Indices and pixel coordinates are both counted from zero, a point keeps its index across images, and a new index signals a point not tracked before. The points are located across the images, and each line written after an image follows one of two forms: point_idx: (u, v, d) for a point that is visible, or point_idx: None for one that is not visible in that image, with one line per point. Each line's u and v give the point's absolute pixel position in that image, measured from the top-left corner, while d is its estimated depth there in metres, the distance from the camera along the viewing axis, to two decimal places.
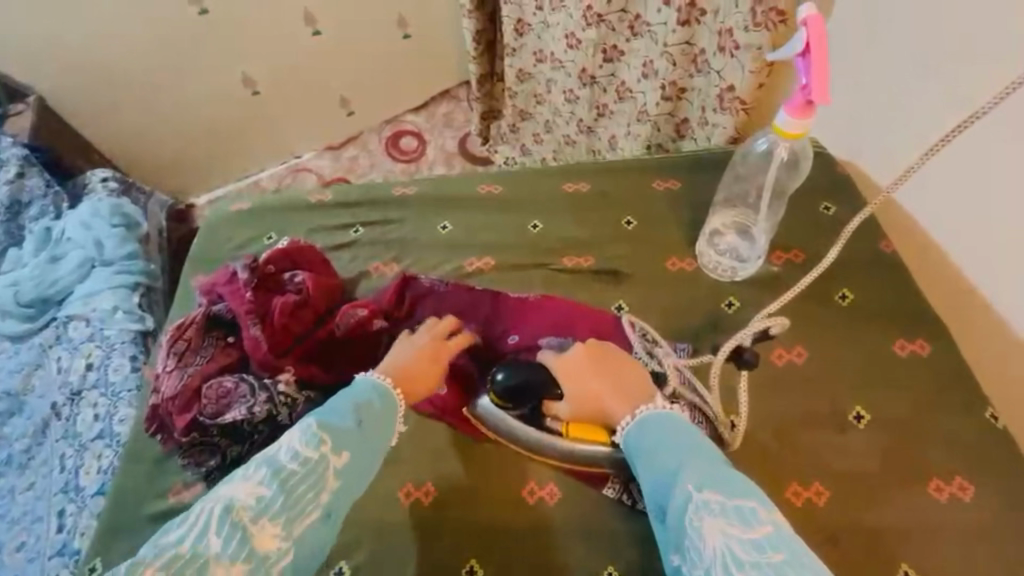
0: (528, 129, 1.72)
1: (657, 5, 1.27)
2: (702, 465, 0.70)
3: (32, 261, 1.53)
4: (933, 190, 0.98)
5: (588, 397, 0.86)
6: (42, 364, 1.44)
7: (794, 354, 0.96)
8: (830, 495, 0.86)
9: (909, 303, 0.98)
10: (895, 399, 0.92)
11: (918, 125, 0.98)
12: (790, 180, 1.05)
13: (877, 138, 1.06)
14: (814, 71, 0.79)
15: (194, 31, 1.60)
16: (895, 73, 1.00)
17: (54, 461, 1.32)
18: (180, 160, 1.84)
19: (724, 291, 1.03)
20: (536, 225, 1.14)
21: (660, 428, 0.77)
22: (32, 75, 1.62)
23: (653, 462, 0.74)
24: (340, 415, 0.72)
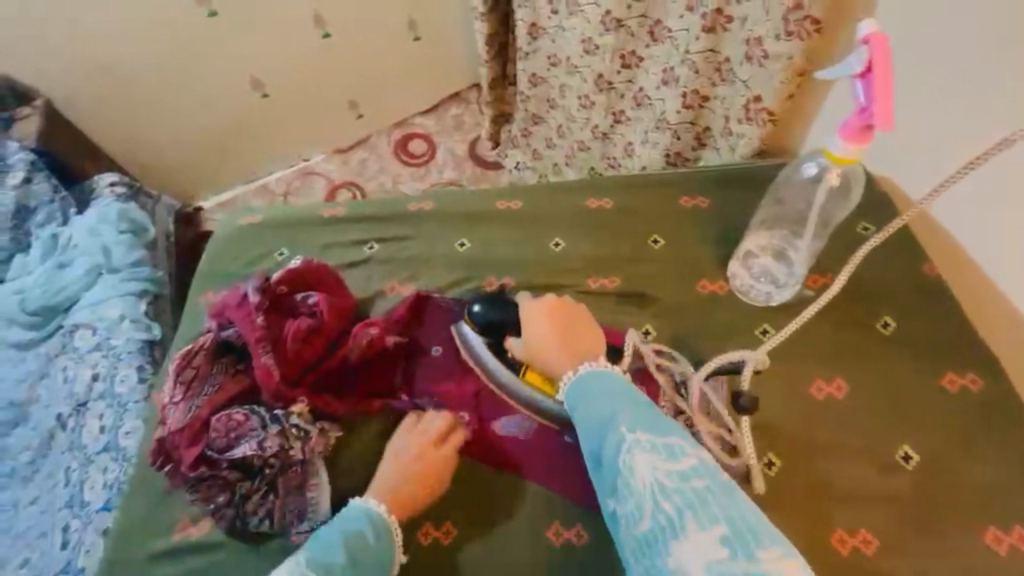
0: (540, 134, 1.68)
1: (679, 12, 1.20)
2: (633, 409, 0.72)
3: (39, 268, 1.50)
4: (969, 213, 0.91)
5: (540, 346, 0.86)
6: (48, 373, 1.41)
7: (835, 388, 0.91)
8: (878, 543, 0.80)
9: (957, 334, 0.93)
10: (945, 440, 0.86)
11: (954, 142, 0.93)
12: (838, 210, 0.99)
13: (911, 151, 1.01)
14: (877, 95, 0.73)
15: (201, 34, 1.55)
16: (933, 84, 0.94)
17: (58, 474, 1.29)
18: (187, 164, 1.81)
19: (757, 318, 0.98)
20: (558, 243, 1.09)
21: (595, 380, 0.78)
22: (37, 77, 1.57)
23: (588, 409, 0.75)
24: (333, 545, 0.74)
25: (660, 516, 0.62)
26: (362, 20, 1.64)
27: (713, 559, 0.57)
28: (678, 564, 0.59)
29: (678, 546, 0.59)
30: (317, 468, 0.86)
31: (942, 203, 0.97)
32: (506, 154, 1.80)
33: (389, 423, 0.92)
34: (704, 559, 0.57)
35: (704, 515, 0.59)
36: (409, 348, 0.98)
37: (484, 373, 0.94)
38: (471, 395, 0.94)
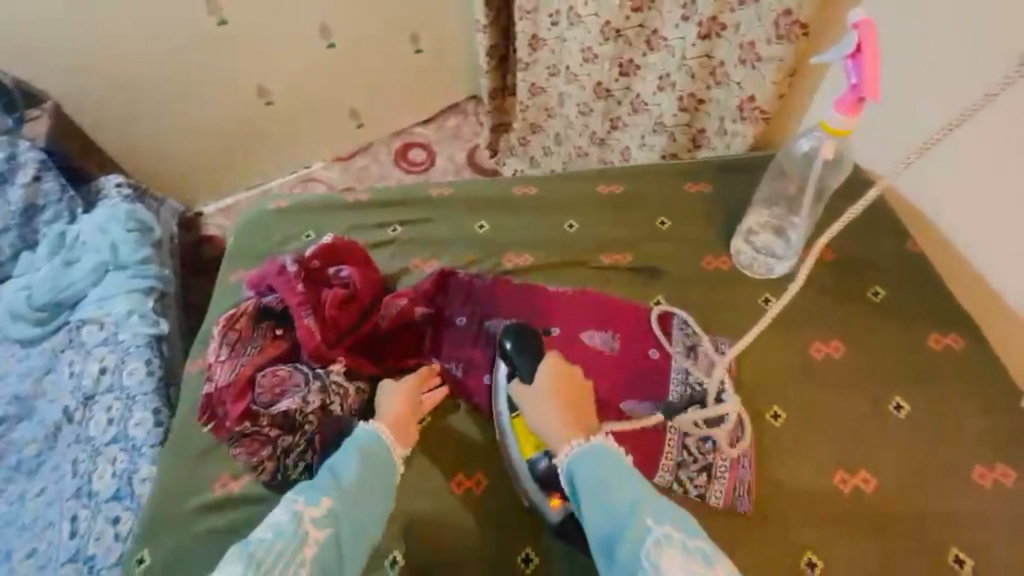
0: (537, 142, 1.78)
1: (675, 21, 1.30)
2: (655, 502, 0.73)
3: (46, 265, 1.49)
4: (931, 186, 1.03)
5: (541, 403, 0.86)
6: (54, 368, 1.42)
7: (832, 349, 1.00)
8: (876, 482, 0.89)
9: (940, 300, 1.02)
10: (933, 391, 0.95)
11: (935, 105, 0.98)
12: (834, 178, 1.04)
13: (892, 120, 1.06)
14: (865, 69, 0.83)
15: (213, 43, 1.57)
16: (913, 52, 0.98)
17: (66, 466, 1.31)
18: (186, 171, 1.78)
19: (762, 285, 1.07)
20: (572, 225, 1.17)
21: (610, 467, 0.77)
22: (44, 78, 1.51)
23: (604, 500, 0.74)
24: (320, 475, 0.80)
25: None
26: (369, 33, 1.71)
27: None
28: None
29: None
30: (353, 421, 0.89)
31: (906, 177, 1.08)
32: (504, 162, 1.88)
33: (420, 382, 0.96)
34: None
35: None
36: (434, 318, 1.03)
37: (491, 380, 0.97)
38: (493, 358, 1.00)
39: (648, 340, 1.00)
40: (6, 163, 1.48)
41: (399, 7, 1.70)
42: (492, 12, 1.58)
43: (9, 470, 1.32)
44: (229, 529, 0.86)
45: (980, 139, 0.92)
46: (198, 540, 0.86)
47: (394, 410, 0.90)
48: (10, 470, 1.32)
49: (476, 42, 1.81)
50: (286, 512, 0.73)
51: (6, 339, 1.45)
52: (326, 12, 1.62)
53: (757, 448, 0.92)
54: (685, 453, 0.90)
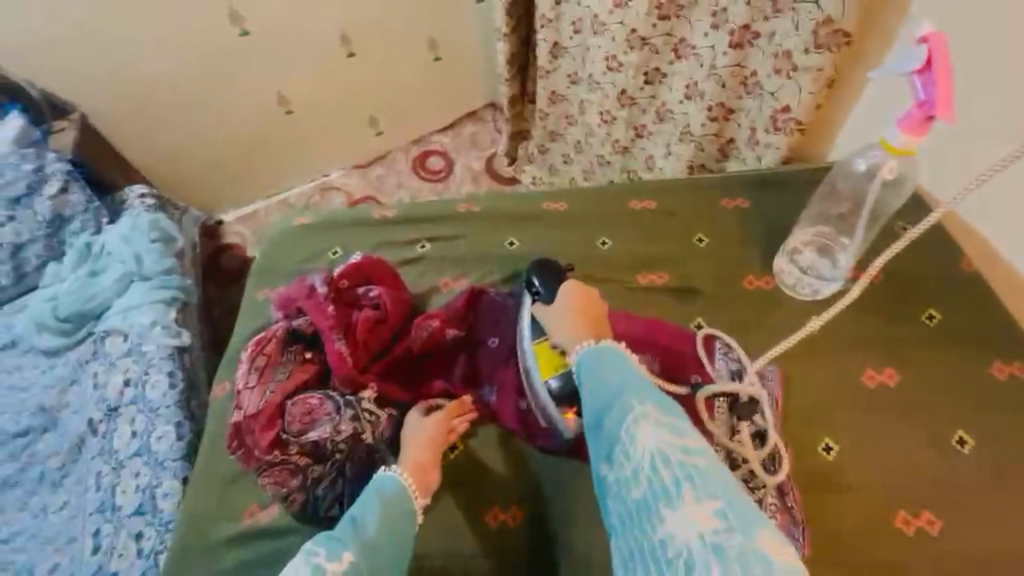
0: (557, 150, 1.74)
1: (704, 29, 1.25)
2: (641, 384, 0.70)
3: (72, 276, 1.49)
4: (990, 213, 0.96)
5: (557, 314, 0.89)
6: (78, 379, 1.42)
7: (886, 376, 0.95)
8: (941, 525, 0.84)
9: (1000, 325, 0.97)
10: (998, 424, 0.90)
11: (1010, 122, 0.91)
12: (895, 200, 0.99)
13: (958, 141, 1.00)
14: (937, 88, 0.78)
15: (235, 53, 1.56)
16: (989, 62, 0.92)
17: (89, 479, 1.29)
18: (206, 181, 1.78)
19: (805, 306, 1.02)
20: (604, 241, 1.13)
21: (605, 353, 0.76)
22: (71, 91, 1.52)
23: (594, 380, 0.73)
24: (338, 524, 0.71)
25: (657, 485, 0.61)
26: (388, 41, 1.69)
27: (707, 531, 0.56)
28: (668, 532, 0.58)
29: (672, 516, 0.58)
30: (385, 453, 0.87)
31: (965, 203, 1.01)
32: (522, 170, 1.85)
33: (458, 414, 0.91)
34: (697, 533, 0.56)
35: (704, 491, 0.58)
36: (465, 340, 1.00)
37: (531, 402, 0.93)
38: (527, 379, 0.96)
39: (692, 364, 0.95)
40: (33, 175, 1.46)
41: (418, 13, 1.67)
42: (513, 20, 1.54)
43: (32, 483, 1.31)
44: (259, 555, 0.85)
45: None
46: (228, 566, 0.84)
47: (417, 455, 0.83)
48: (33, 482, 1.31)
49: (496, 50, 1.78)
50: (305, 564, 0.64)
51: (32, 349, 1.45)
52: (344, 20, 1.60)
53: (808, 486, 0.87)
54: None
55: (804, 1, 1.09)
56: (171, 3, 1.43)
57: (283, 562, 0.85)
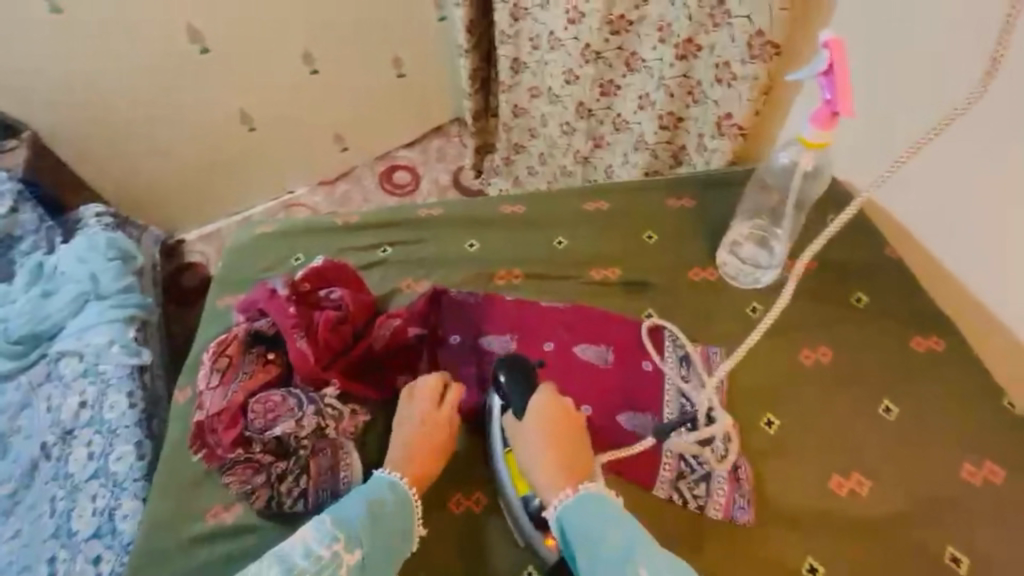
0: (521, 162, 1.81)
1: (652, 43, 1.33)
2: (648, 551, 0.76)
3: (23, 296, 1.45)
4: (910, 195, 1.06)
5: (533, 441, 0.88)
6: (30, 404, 1.37)
7: (820, 354, 1.02)
8: (870, 485, 0.91)
9: (920, 305, 1.06)
10: (920, 393, 0.98)
11: (924, 106, 0.99)
12: (812, 189, 1.08)
13: (870, 132, 1.09)
14: (837, 86, 0.86)
15: (196, 70, 1.56)
16: (896, 53, 1.00)
17: (43, 505, 1.25)
18: (166, 199, 1.77)
19: (748, 297, 1.09)
20: (561, 241, 1.18)
21: (604, 515, 0.80)
22: (25, 111, 1.49)
23: (600, 550, 0.77)
24: (358, 507, 0.81)
25: None
26: (352, 59, 1.73)
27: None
28: None
29: None
30: (349, 445, 0.90)
31: (888, 187, 1.10)
32: (488, 183, 1.91)
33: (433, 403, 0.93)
34: None
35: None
36: (427, 338, 1.03)
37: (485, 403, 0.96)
38: (486, 373, 1.00)
39: (641, 352, 1.01)
40: None
41: (382, 32, 1.72)
42: (473, 37, 1.61)
43: None
44: (222, 560, 0.85)
45: (958, 152, 0.95)
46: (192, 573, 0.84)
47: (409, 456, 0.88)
48: None
49: (458, 66, 1.84)
50: (325, 546, 0.76)
51: None
52: (309, 38, 1.63)
53: (751, 458, 0.93)
54: (683, 463, 0.92)
55: (737, 16, 1.14)
56: (130, 22, 1.43)
57: (247, 563, 0.85)
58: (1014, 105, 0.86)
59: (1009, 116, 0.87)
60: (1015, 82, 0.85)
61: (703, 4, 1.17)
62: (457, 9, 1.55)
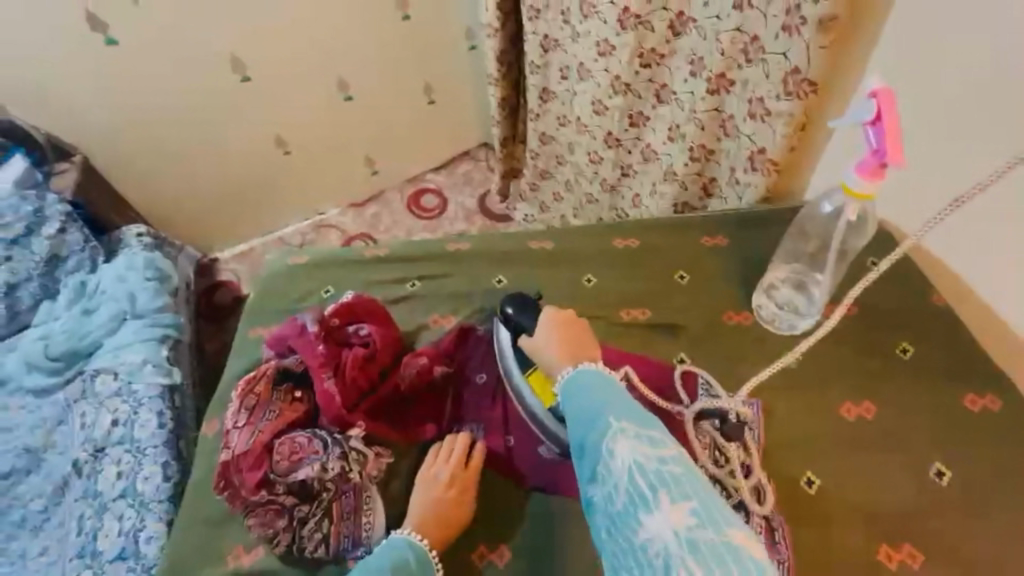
0: (548, 188, 1.81)
1: (684, 75, 1.30)
2: (618, 402, 0.71)
3: (65, 314, 1.51)
4: (961, 245, 1.00)
5: (540, 344, 0.90)
6: (65, 420, 1.41)
7: (864, 409, 0.97)
8: (922, 557, 0.85)
9: (972, 359, 1.00)
10: (975, 458, 0.92)
11: (983, 153, 0.93)
12: (858, 240, 1.03)
13: (918, 178, 1.05)
14: (885, 136, 0.83)
15: (235, 98, 1.61)
16: (947, 103, 0.96)
17: (70, 523, 1.27)
18: (202, 219, 1.82)
19: (783, 342, 1.04)
20: (590, 279, 1.16)
21: (588, 378, 0.77)
22: (75, 135, 1.57)
23: (580, 403, 0.74)
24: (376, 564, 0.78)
25: (635, 493, 0.62)
26: (384, 86, 1.77)
27: (682, 528, 0.58)
28: (648, 536, 0.59)
29: (650, 519, 0.60)
30: (371, 491, 0.89)
31: (939, 230, 1.05)
32: (515, 209, 1.91)
33: (465, 444, 0.93)
34: (675, 532, 0.58)
35: (678, 493, 0.60)
36: (454, 377, 1.02)
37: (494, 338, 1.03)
38: (509, 418, 0.98)
39: (673, 399, 0.97)
40: (32, 216, 1.50)
41: (414, 61, 1.75)
42: (502, 67, 1.63)
43: (12, 527, 1.29)
44: None
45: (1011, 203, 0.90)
46: None
47: (432, 514, 0.86)
48: (13, 527, 1.29)
49: (488, 94, 1.86)
50: None
51: (20, 389, 1.45)
52: (343, 67, 1.67)
53: (792, 521, 0.88)
54: None
55: (772, 53, 1.11)
56: (176, 52, 1.49)
57: None
58: None
59: None
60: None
61: (736, 40, 1.16)
62: (488, 40, 1.58)
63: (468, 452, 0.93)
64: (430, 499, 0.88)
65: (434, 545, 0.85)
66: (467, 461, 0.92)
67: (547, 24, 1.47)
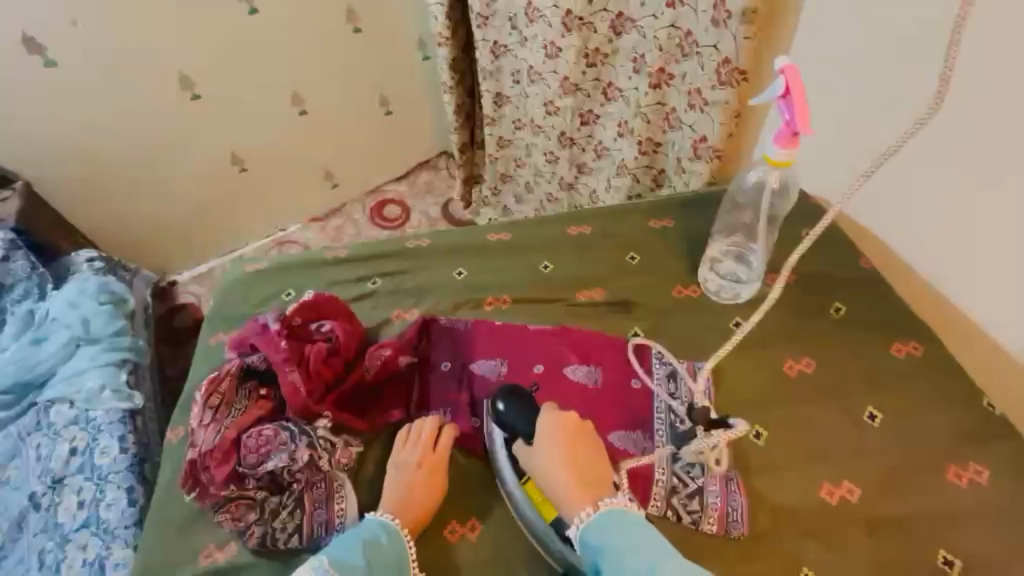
0: (508, 190, 1.87)
1: (628, 73, 1.37)
2: (674, 569, 0.75)
3: (14, 344, 1.46)
4: (880, 208, 1.11)
5: (547, 463, 0.87)
6: (19, 454, 1.34)
7: (804, 364, 1.04)
8: (860, 491, 0.93)
9: (898, 314, 1.08)
10: (905, 402, 1.00)
11: (885, 120, 1.04)
12: (783, 205, 1.12)
13: (836, 153, 1.15)
14: (795, 109, 0.91)
15: (186, 116, 1.61)
16: (851, 80, 1.07)
17: (30, 558, 1.22)
18: (159, 240, 1.79)
19: (730, 313, 1.11)
20: (547, 265, 1.20)
21: (632, 531, 0.80)
22: (20, 163, 1.53)
23: (635, 572, 0.75)
24: (349, 546, 0.81)
25: None
26: (339, 100, 1.79)
27: None
28: None
29: None
30: (342, 480, 0.90)
31: (859, 199, 1.15)
32: (477, 213, 1.95)
33: (437, 427, 0.96)
34: None
35: None
36: (419, 366, 1.05)
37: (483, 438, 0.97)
38: (476, 401, 1.01)
39: (629, 369, 1.03)
40: None
41: (369, 74, 1.78)
42: (455, 74, 1.68)
43: None
44: None
45: (919, 164, 1.00)
46: None
47: (403, 495, 0.89)
48: None
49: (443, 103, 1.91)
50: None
51: None
52: (298, 82, 1.69)
53: (744, 471, 0.95)
54: (675, 478, 0.92)
55: (705, 46, 1.20)
56: (124, 74, 1.48)
57: None
58: (965, 123, 0.92)
59: (960, 135, 0.93)
60: (973, 106, 0.90)
61: (672, 35, 1.24)
62: (439, 48, 1.62)
63: (437, 431, 0.96)
64: (402, 480, 0.90)
65: (407, 525, 0.87)
66: (435, 441, 0.95)
67: (495, 31, 1.53)
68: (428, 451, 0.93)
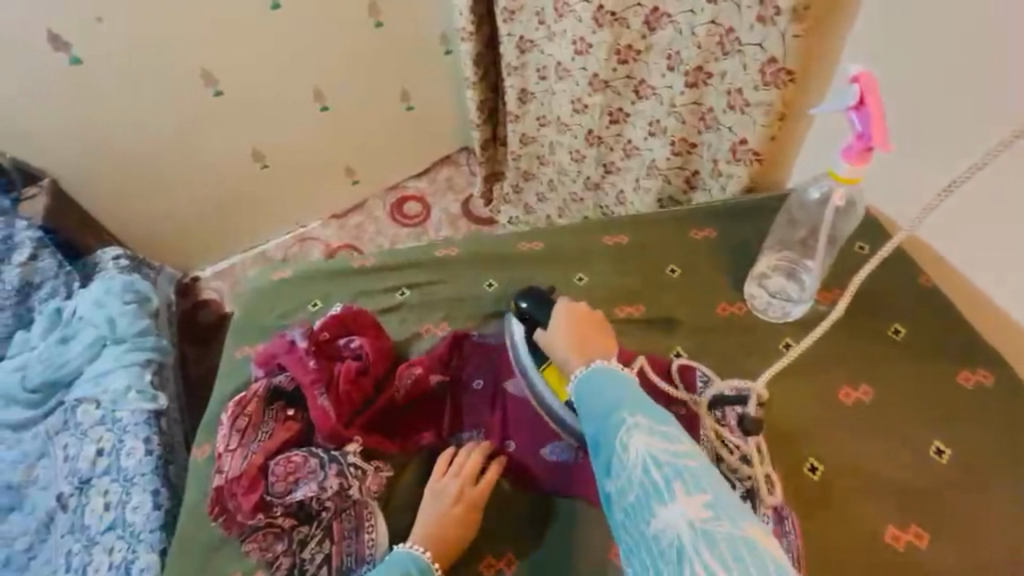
0: (531, 188, 1.80)
1: (661, 71, 1.30)
2: (637, 399, 0.70)
3: (42, 343, 1.45)
4: (955, 230, 1.01)
5: (553, 342, 0.88)
6: (47, 453, 1.35)
7: (862, 393, 0.98)
8: (929, 537, 0.87)
9: (965, 338, 1.01)
10: (974, 437, 0.93)
11: (971, 134, 0.94)
12: (846, 225, 1.06)
13: (908, 167, 1.05)
14: (870, 121, 0.85)
15: (207, 113, 1.57)
16: (930, 88, 0.97)
17: (58, 559, 1.22)
18: (181, 240, 1.78)
19: (780, 333, 1.05)
20: (581, 278, 1.15)
21: (609, 374, 0.75)
22: (45, 160, 1.52)
23: (595, 400, 0.72)
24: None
25: (647, 484, 0.61)
26: (361, 96, 1.73)
27: (697, 522, 0.56)
28: (660, 526, 0.58)
29: (663, 511, 0.58)
30: (371, 508, 0.87)
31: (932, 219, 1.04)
32: (498, 211, 1.90)
33: (480, 457, 0.90)
34: (688, 523, 0.56)
35: (694, 487, 0.59)
36: (451, 385, 1.00)
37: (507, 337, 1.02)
38: (508, 423, 0.96)
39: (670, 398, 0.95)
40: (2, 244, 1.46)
41: (391, 68, 1.72)
42: (480, 69, 1.61)
43: None
44: None
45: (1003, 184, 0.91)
46: None
47: (434, 528, 0.84)
48: None
49: (466, 99, 1.84)
50: None
51: None
52: (319, 78, 1.64)
53: (800, 509, 0.89)
54: None
55: (749, 45, 1.11)
56: (145, 71, 1.45)
57: None
58: None
59: None
60: None
61: (711, 32, 1.16)
62: (463, 43, 1.56)
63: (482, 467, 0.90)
64: (437, 511, 0.86)
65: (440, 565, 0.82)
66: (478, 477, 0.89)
67: (522, 25, 1.46)
68: (467, 486, 0.88)
